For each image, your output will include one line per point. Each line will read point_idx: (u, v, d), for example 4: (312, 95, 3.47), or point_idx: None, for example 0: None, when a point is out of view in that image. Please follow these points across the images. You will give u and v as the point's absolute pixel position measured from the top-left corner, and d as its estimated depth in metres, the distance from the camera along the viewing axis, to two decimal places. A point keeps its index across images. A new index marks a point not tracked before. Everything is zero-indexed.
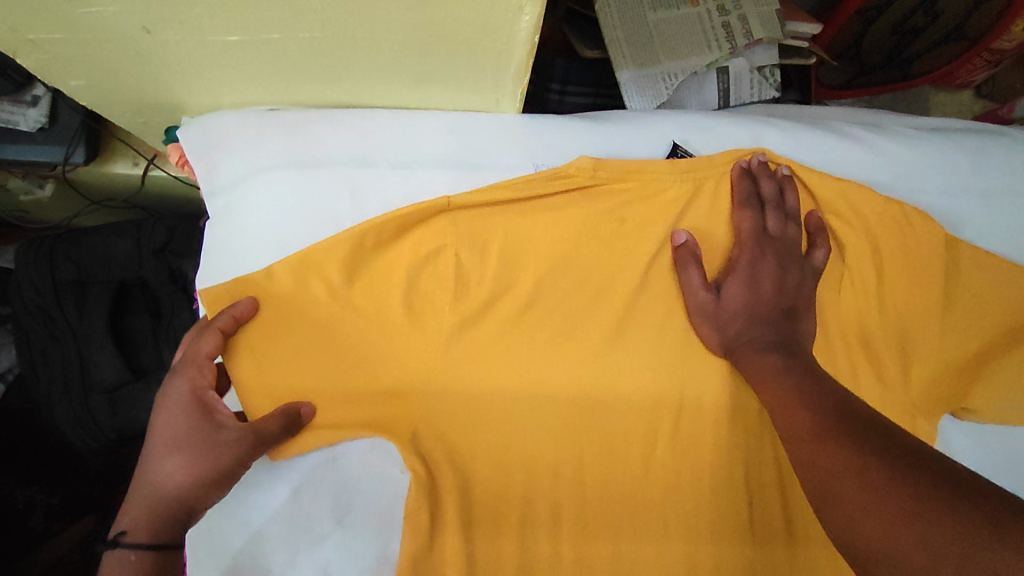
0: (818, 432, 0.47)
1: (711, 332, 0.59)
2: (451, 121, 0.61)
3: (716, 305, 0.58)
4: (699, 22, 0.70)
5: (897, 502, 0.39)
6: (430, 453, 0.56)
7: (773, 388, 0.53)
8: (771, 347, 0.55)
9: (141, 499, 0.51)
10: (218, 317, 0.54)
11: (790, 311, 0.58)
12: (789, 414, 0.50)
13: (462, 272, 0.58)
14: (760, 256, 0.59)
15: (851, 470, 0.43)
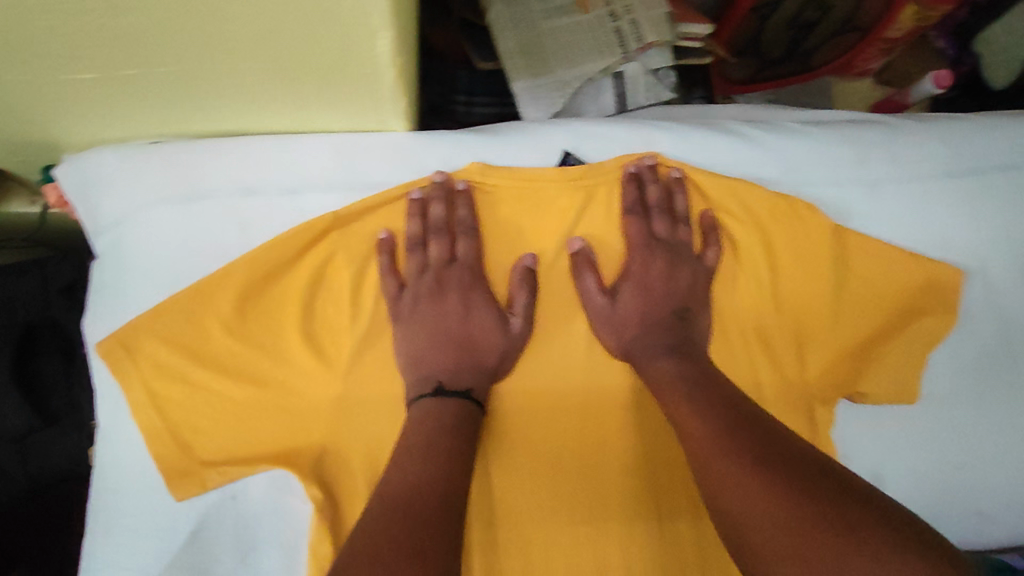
0: (718, 443, 0.48)
1: (611, 336, 0.60)
2: (340, 143, 0.60)
3: (614, 308, 0.60)
4: (590, 29, 0.70)
5: (799, 530, 0.41)
6: (332, 481, 0.56)
7: (673, 394, 0.54)
8: (664, 351, 0.58)
9: (455, 372, 0.57)
10: (431, 206, 0.59)
11: (683, 311, 0.61)
12: (688, 419, 0.51)
13: (358, 296, 0.59)
14: (650, 258, 0.62)
15: (754, 490, 0.44)
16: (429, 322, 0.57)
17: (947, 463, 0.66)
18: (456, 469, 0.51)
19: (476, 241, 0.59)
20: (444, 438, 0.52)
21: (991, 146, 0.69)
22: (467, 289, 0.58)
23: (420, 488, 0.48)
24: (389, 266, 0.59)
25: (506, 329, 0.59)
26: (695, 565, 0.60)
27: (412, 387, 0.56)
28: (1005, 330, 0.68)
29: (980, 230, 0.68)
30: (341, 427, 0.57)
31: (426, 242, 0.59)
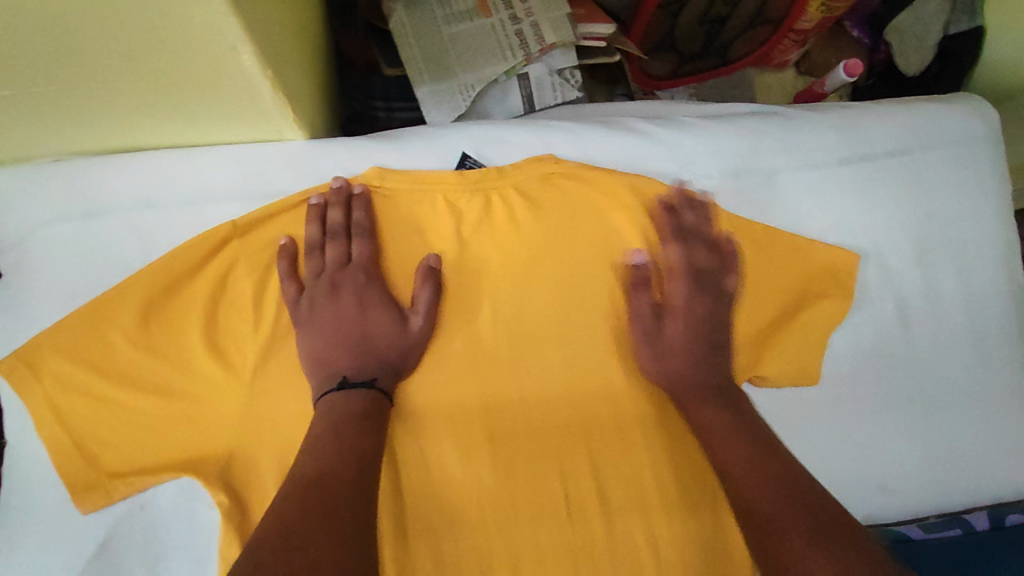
0: (763, 468, 0.56)
1: (656, 369, 0.65)
2: (238, 153, 0.61)
3: (658, 336, 0.65)
4: (493, 32, 0.72)
5: (825, 533, 0.49)
6: (239, 485, 0.58)
7: (721, 431, 0.60)
8: (716, 398, 0.62)
9: (354, 368, 0.57)
10: (329, 212, 0.60)
11: (719, 345, 0.65)
12: (733, 446, 0.58)
13: (264, 303, 0.60)
14: (694, 294, 0.65)
15: (794, 506, 0.52)
16: (327, 322, 0.58)
17: (850, 439, 0.68)
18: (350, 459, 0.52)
19: (371, 242, 0.60)
20: (337, 433, 0.53)
21: (886, 133, 0.71)
22: (363, 289, 0.59)
23: (310, 480, 0.49)
24: (287, 270, 0.59)
25: (403, 324, 0.59)
26: (605, 550, 0.62)
27: (318, 388, 0.56)
28: (901, 309, 0.70)
29: (878, 217, 0.70)
30: (247, 433, 0.58)
31: (323, 246, 0.60)
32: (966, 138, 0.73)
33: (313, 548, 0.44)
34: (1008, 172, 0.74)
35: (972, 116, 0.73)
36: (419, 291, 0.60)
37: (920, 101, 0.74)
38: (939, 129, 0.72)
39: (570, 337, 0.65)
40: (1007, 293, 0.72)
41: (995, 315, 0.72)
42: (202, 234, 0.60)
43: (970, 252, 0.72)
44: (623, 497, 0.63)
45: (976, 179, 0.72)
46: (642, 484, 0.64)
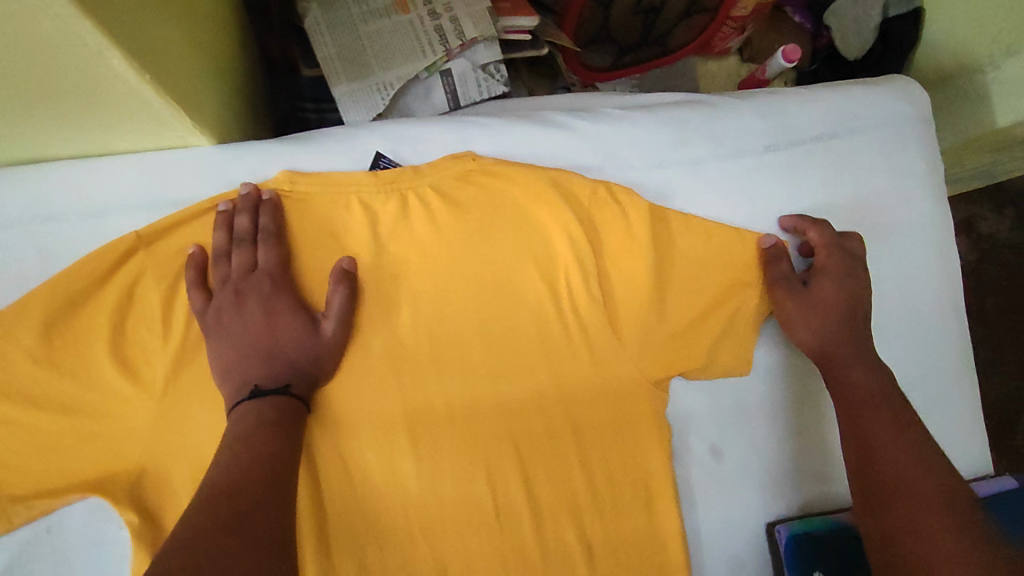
0: (908, 440, 0.61)
1: (805, 333, 0.66)
2: (140, 162, 0.59)
3: (809, 304, 0.65)
4: (411, 29, 0.70)
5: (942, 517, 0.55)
6: (150, 501, 0.56)
7: (864, 401, 0.63)
8: (858, 355, 0.65)
9: (262, 376, 0.56)
10: (235, 218, 0.58)
11: (858, 320, 0.66)
12: (884, 426, 0.62)
13: (173, 314, 0.59)
14: (829, 256, 0.66)
15: (933, 481, 0.58)
16: (234, 332, 0.56)
17: (783, 428, 0.68)
18: (263, 466, 0.50)
19: (279, 247, 0.59)
20: (247, 441, 0.51)
21: (813, 118, 0.71)
22: (269, 296, 0.57)
23: (221, 489, 0.47)
24: (194, 280, 0.58)
25: (312, 329, 0.58)
26: (532, 551, 0.62)
27: (230, 399, 0.55)
28: None
29: (808, 203, 0.70)
30: (158, 448, 0.56)
31: (230, 253, 0.58)
32: (894, 121, 0.72)
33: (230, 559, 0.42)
34: (938, 154, 0.73)
35: (899, 100, 0.72)
36: (330, 294, 0.58)
37: (848, 85, 0.73)
38: (866, 114, 0.72)
39: (495, 337, 0.63)
40: (943, 276, 0.72)
41: (930, 298, 0.71)
42: (104, 247, 0.58)
43: (903, 235, 0.71)
44: (551, 497, 0.63)
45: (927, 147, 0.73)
46: (572, 482, 0.63)
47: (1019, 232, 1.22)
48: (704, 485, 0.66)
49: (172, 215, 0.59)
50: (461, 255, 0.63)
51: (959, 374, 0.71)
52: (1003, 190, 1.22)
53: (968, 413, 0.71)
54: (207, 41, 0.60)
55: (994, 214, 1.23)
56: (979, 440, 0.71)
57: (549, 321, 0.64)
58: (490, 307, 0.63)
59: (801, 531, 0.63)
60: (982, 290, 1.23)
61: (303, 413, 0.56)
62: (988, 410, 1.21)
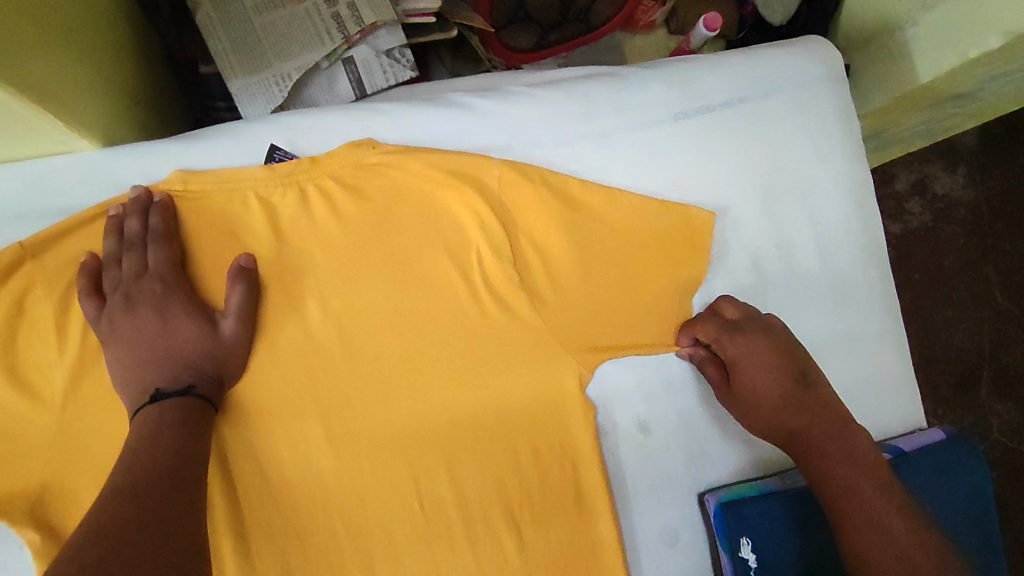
0: (859, 458, 0.61)
1: (752, 422, 0.65)
2: (21, 171, 0.57)
3: (740, 404, 0.66)
4: (308, 17, 0.70)
5: (909, 533, 0.58)
6: (53, 519, 0.54)
7: (812, 443, 0.63)
8: (808, 413, 0.64)
9: (160, 381, 0.54)
10: (125, 221, 0.57)
11: (799, 385, 0.65)
12: (836, 450, 0.62)
13: (66, 325, 0.57)
14: (764, 361, 0.65)
15: (888, 493, 0.60)
16: (127, 338, 0.55)
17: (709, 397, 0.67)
18: (171, 463, 0.49)
19: (171, 248, 0.57)
20: (153, 439, 0.50)
21: (722, 82, 0.69)
22: (162, 299, 0.55)
23: (126, 489, 0.46)
24: (86, 288, 0.56)
25: (211, 330, 0.56)
26: (462, 539, 0.61)
27: (131, 405, 0.53)
28: (753, 259, 0.68)
29: (722, 169, 0.68)
30: (60, 463, 0.55)
31: (121, 257, 0.57)
32: (806, 80, 0.71)
33: (132, 560, 0.41)
34: (853, 110, 0.72)
35: (810, 57, 0.71)
36: (227, 295, 0.57)
37: (760, 48, 0.72)
38: (777, 74, 0.70)
39: (411, 326, 0.61)
40: (861, 233, 0.71)
41: (851, 256, 0.71)
42: None
43: (820, 196, 0.70)
44: (480, 485, 0.61)
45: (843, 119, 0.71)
46: (499, 466, 0.62)
47: (972, 189, 1.23)
48: (633, 460, 0.65)
49: (58, 223, 0.57)
50: (367, 244, 0.61)
51: (886, 329, 0.71)
52: (954, 148, 1.23)
53: (898, 369, 0.71)
54: (87, 40, 0.58)
55: (947, 173, 1.23)
56: (910, 395, 0.71)
57: (466, 308, 0.62)
58: (403, 296, 0.61)
59: (730, 498, 0.63)
60: (940, 249, 1.22)
61: (210, 414, 0.55)
62: (952, 368, 1.21)
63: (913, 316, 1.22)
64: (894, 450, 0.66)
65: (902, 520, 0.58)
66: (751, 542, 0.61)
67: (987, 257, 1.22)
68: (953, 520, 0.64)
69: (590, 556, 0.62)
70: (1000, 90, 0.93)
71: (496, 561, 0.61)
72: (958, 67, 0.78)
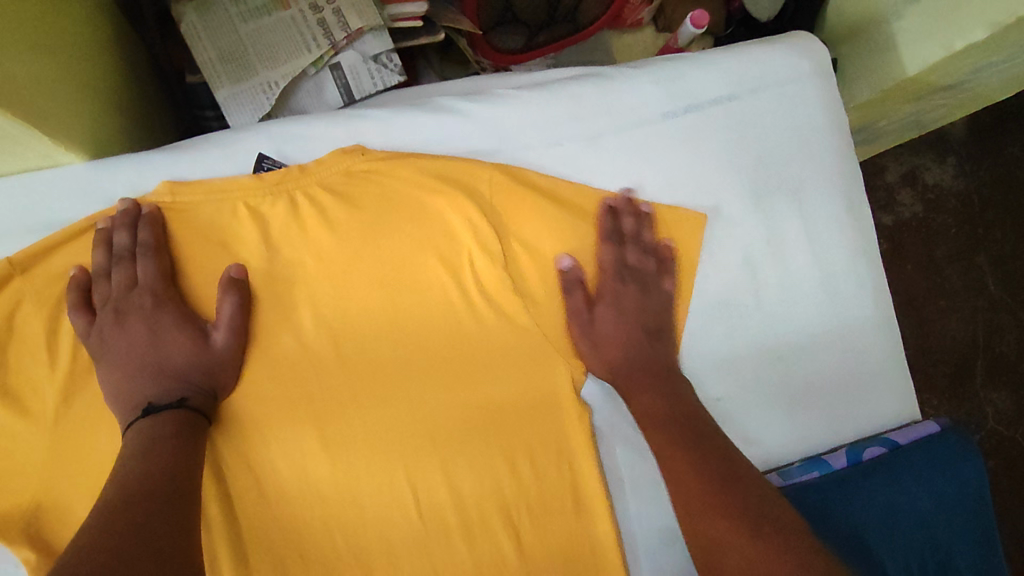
0: (691, 452, 0.57)
1: (613, 351, 0.63)
2: (6, 185, 0.57)
3: (596, 326, 0.63)
4: (293, 24, 0.69)
5: (739, 528, 0.52)
6: (48, 538, 0.54)
7: (656, 415, 0.60)
8: (648, 368, 0.63)
9: (152, 395, 0.54)
10: (113, 234, 0.57)
11: (655, 336, 0.65)
12: (658, 435, 0.59)
13: (59, 341, 0.56)
14: (622, 286, 0.65)
15: (720, 477, 0.55)
16: (119, 352, 0.54)
17: (706, 395, 0.67)
18: (163, 478, 0.48)
19: (161, 260, 0.57)
20: (144, 455, 0.49)
21: (710, 81, 0.69)
22: (152, 312, 0.55)
23: (116, 506, 0.46)
24: (76, 303, 0.56)
25: (203, 343, 0.56)
26: (460, 544, 0.60)
27: (124, 420, 0.53)
28: (744, 256, 0.68)
29: (712, 168, 0.68)
30: (55, 479, 0.54)
31: (110, 271, 0.57)
32: (793, 78, 0.71)
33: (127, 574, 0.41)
34: (841, 107, 0.72)
35: (797, 55, 0.71)
36: (218, 307, 0.57)
37: (747, 45, 0.72)
38: (766, 71, 0.70)
39: (405, 331, 0.61)
40: (851, 228, 0.71)
41: (842, 252, 0.71)
42: None
43: (809, 192, 0.70)
44: (477, 489, 0.61)
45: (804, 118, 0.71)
46: (496, 470, 0.62)
47: (961, 179, 1.24)
48: (630, 460, 0.65)
49: (46, 237, 0.57)
50: (358, 250, 0.61)
51: (879, 324, 0.71)
52: (942, 139, 1.24)
53: (892, 363, 0.71)
54: (72, 53, 0.58)
55: (937, 164, 1.24)
56: (905, 388, 0.71)
57: (458, 313, 0.62)
58: (395, 301, 0.61)
59: None
60: (932, 240, 1.23)
61: (204, 427, 0.54)
62: (947, 358, 1.21)
63: (906, 307, 1.22)
64: (887, 443, 0.67)
65: (751, 537, 0.51)
66: None
67: (978, 247, 1.23)
68: (955, 513, 0.64)
69: (589, 557, 0.62)
70: (987, 80, 0.93)
71: (495, 565, 0.60)
72: (947, 58, 0.78)
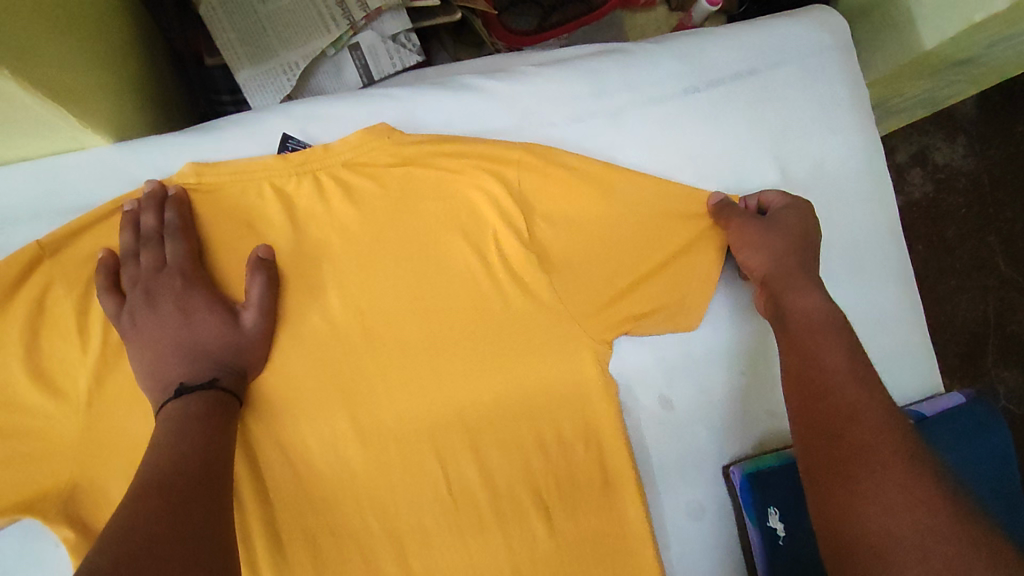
0: (885, 447, 0.51)
1: (764, 255, 0.63)
2: (36, 169, 0.57)
3: (765, 230, 0.63)
4: (312, 4, 0.69)
5: (911, 517, 0.47)
6: (83, 519, 0.54)
7: (840, 382, 0.56)
8: (817, 283, 0.63)
9: (183, 373, 0.54)
10: (141, 215, 0.57)
11: (809, 260, 0.64)
12: (830, 345, 0.58)
13: (88, 324, 0.56)
14: (798, 210, 0.65)
15: (897, 463, 0.50)
16: (150, 332, 0.55)
17: (729, 370, 0.68)
18: (197, 456, 0.49)
19: (188, 242, 0.57)
20: (180, 433, 0.50)
21: (731, 55, 0.69)
22: (182, 293, 0.55)
23: (152, 485, 0.45)
24: (105, 284, 0.56)
25: (231, 323, 0.56)
26: (493, 524, 0.61)
27: (156, 399, 0.53)
28: None
29: (733, 142, 0.68)
30: (88, 460, 0.55)
31: (139, 252, 0.57)
32: (816, 51, 0.70)
33: (164, 553, 0.41)
34: (863, 80, 0.72)
35: (819, 28, 0.71)
36: (246, 291, 0.57)
37: (768, 19, 0.71)
38: (786, 44, 0.70)
39: (432, 310, 0.61)
40: (873, 201, 0.71)
41: (863, 224, 0.70)
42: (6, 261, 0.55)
43: (832, 165, 0.70)
44: (507, 466, 0.61)
45: (832, 91, 0.70)
46: (524, 447, 0.62)
47: (973, 158, 1.23)
48: (656, 435, 0.66)
49: (73, 220, 0.57)
50: (384, 230, 0.61)
51: (899, 297, 0.71)
52: (953, 117, 1.23)
53: (913, 336, 0.71)
54: (94, 36, 0.58)
55: (947, 143, 1.23)
56: (926, 362, 0.71)
57: (485, 292, 0.62)
58: (422, 282, 0.61)
59: (754, 470, 0.63)
60: (943, 219, 1.23)
61: (236, 406, 0.55)
62: (959, 337, 1.21)
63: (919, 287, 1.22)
64: (914, 415, 0.67)
65: (908, 528, 0.47)
66: (778, 511, 0.62)
67: (989, 226, 1.23)
68: (976, 485, 0.64)
69: (618, 532, 0.62)
70: (1004, 54, 0.92)
71: (526, 540, 0.61)
72: (966, 31, 0.78)
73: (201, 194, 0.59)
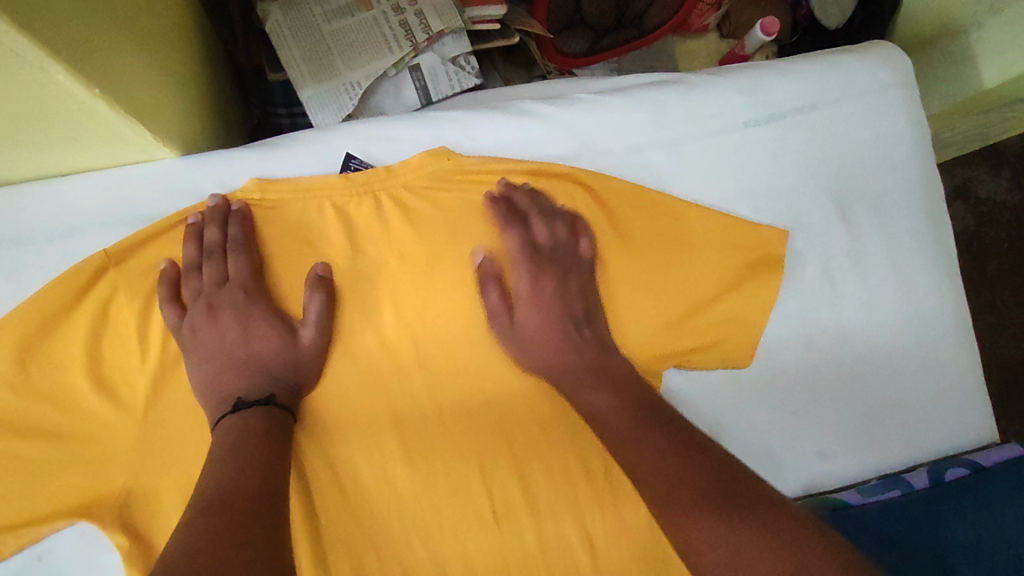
0: (675, 483, 0.47)
1: (522, 347, 0.61)
2: (104, 180, 0.59)
3: (531, 305, 0.61)
4: (376, 25, 0.71)
5: (745, 530, 0.43)
6: (136, 528, 0.55)
7: (626, 434, 0.53)
8: (605, 381, 0.58)
9: (239, 388, 0.54)
10: (204, 229, 0.58)
11: (580, 321, 0.61)
12: (613, 404, 0.56)
13: (148, 333, 0.57)
14: (537, 273, 0.61)
15: (713, 482, 0.47)
16: (209, 345, 0.55)
17: (778, 408, 0.67)
18: (254, 471, 0.49)
19: (249, 257, 0.58)
20: (238, 448, 0.50)
21: (791, 90, 0.68)
22: (242, 308, 0.56)
23: (214, 499, 0.46)
24: (167, 296, 0.57)
25: (287, 340, 0.56)
26: (537, 554, 0.59)
27: (213, 412, 0.54)
28: (824, 268, 0.67)
29: (790, 178, 0.67)
30: (144, 470, 0.55)
31: (201, 266, 0.58)
32: (879, 89, 0.69)
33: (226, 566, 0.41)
34: (925, 120, 0.71)
35: (882, 66, 0.70)
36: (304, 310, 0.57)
37: (830, 55, 0.70)
38: (849, 81, 0.69)
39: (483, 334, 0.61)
40: (932, 243, 0.70)
41: (921, 267, 0.69)
42: (74, 269, 0.56)
43: (892, 204, 0.69)
44: (551, 494, 0.60)
45: (893, 129, 0.69)
46: (569, 475, 0.61)
47: (1018, 192, 1.20)
48: None
49: (139, 231, 0.58)
50: (441, 252, 0.61)
51: (958, 343, 0.69)
52: (999, 151, 1.20)
53: (970, 380, 0.69)
54: (168, 54, 0.60)
55: (990, 176, 1.20)
56: (983, 408, 0.69)
57: None
58: (473, 305, 0.62)
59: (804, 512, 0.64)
60: (984, 254, 1.20)
61: (290, 422, 0.55)
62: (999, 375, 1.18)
63: None
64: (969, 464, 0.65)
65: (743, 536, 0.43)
66: None
67: None
68: None
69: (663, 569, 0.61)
70: None
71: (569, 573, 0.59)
72: None
73: (266, 210, 0.60)
